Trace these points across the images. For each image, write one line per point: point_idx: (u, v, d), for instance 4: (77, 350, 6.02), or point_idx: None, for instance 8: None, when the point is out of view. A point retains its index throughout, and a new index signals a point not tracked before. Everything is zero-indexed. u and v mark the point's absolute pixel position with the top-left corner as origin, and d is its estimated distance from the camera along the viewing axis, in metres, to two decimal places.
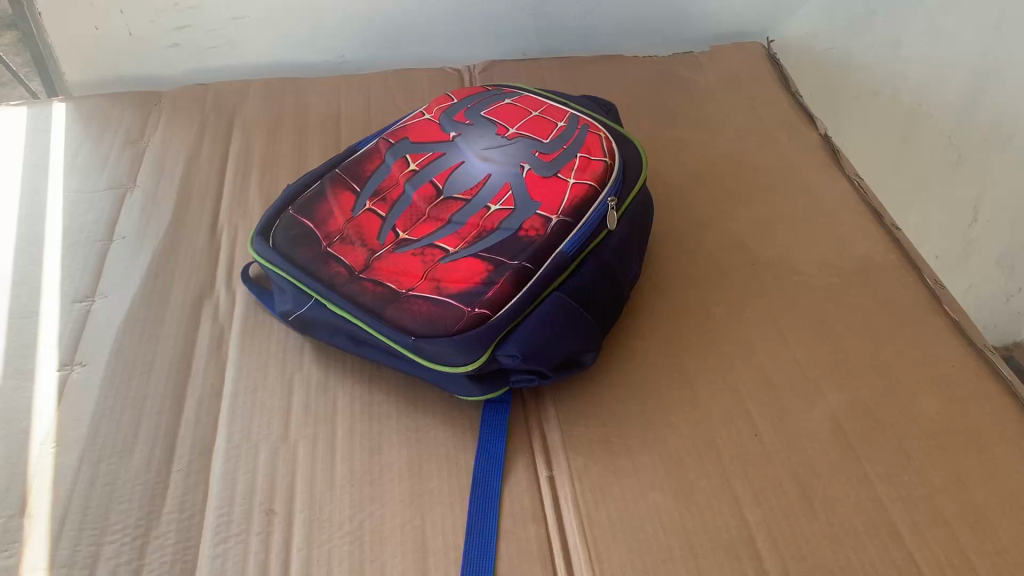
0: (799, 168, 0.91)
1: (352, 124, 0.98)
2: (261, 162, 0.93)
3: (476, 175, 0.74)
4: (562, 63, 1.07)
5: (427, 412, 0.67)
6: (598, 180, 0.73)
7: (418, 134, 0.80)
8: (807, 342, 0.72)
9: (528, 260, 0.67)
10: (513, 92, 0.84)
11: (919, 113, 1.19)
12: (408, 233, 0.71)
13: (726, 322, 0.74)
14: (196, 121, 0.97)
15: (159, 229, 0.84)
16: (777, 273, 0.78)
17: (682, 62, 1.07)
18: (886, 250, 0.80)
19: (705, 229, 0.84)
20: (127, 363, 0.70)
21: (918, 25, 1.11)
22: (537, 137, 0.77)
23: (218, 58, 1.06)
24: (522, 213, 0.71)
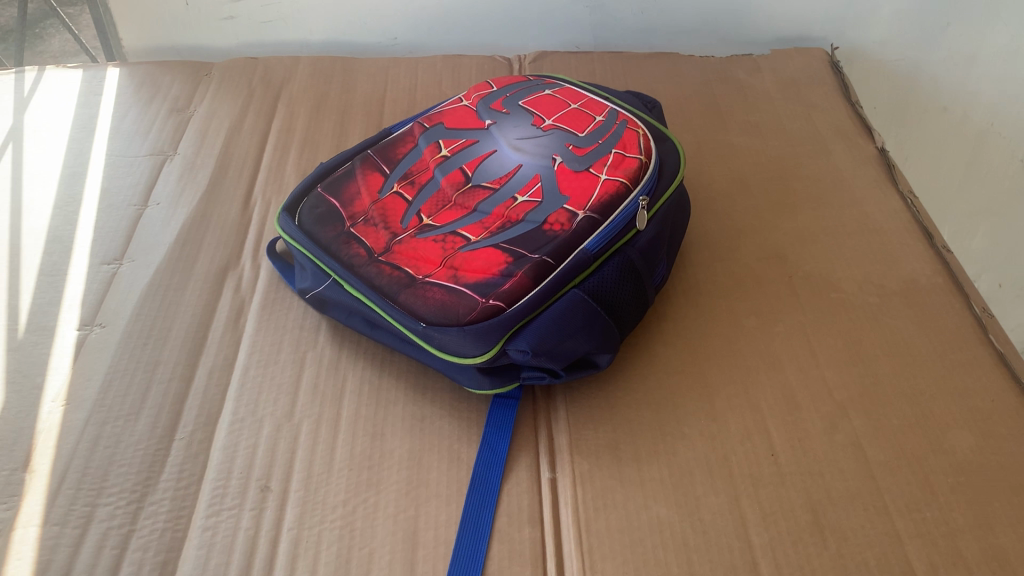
0: (850, 181, 0.87)
1: (395, 106, 0.97)
2: (302, 138, 0.92)
3: (507, 165, 0.73)
4: (616, 57, 1.05)
5: (434, 401, 0.66)
6: (630, 178, 0.71)
7: (453, 120, 0.78)
8: (838, 363, 0.68)
9: (549, 254, 0.66)
10: (555, 83, 0.82)
11: (991, 134, 1.12)
12: (432, 219, 0.70)
13: (754, 335, 0.71)
14: (243, 94, 0.98)
15: (193, 197, 0.84)
16: (815, 288, 0.75)
17: (739, 64, 1.04)
18: (934, 272, 0.76)
19: (744, 237, 0.80)
20: (145, 328, 0.70)
21: (995, 41, 1.06)
22: (573, 130, 0.75)
23: (271, 32, 1.06)
24: (548, 206, 0.69)
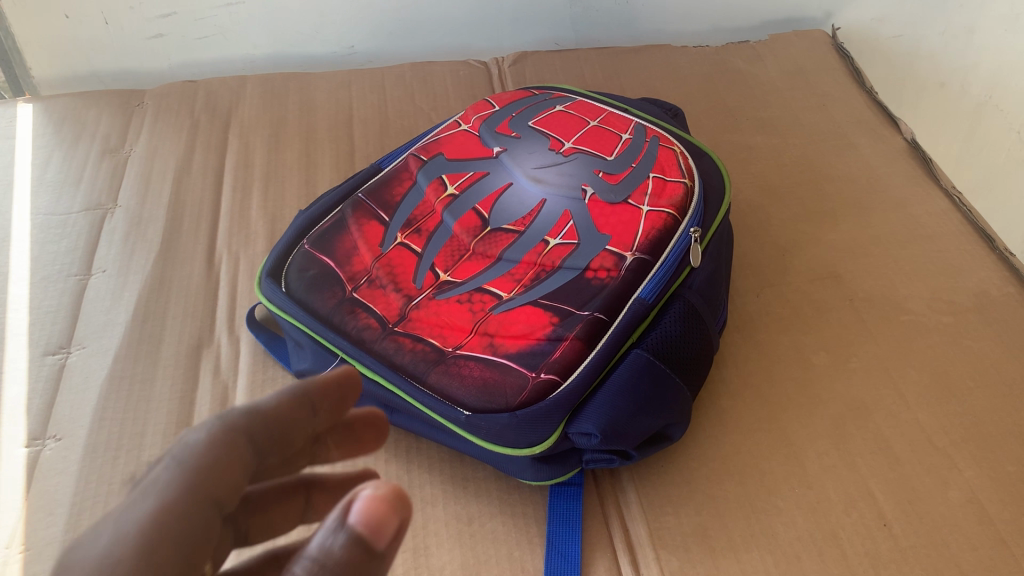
0: (887, 178, 0.78)
1: (366, 127, 0.85)
2: (263, 174, 0.79)
3: (528, 201, 0.63)
4: (602, 53, 0.94)
5: (481, 496, 0.55)
6: (677, 207, 0.61)
7: (454, 149, 0.67)
8: (929, 402, 0.60)
9: (600, 309, 0.56)
10: (565, 96, 0.71)
11: (989, 107, 1.03)
12: (450, 274, 0.60)
13: (829, 377, 0.62)
14: (186, 123, 0.84)
15: (145, 259, 0.71)
16: (881, 311, 0.66)
17: (737, 52, 0.94)
18: (1003, 281, 0.69)
19: (788, 256, 0.72)
20: (112, 435, 0.58)
21: (996, 9, 0.99)
22: (598, 153, 0.64)
23: (209, 50, 0.92)
24: (587, 250, 0.59)
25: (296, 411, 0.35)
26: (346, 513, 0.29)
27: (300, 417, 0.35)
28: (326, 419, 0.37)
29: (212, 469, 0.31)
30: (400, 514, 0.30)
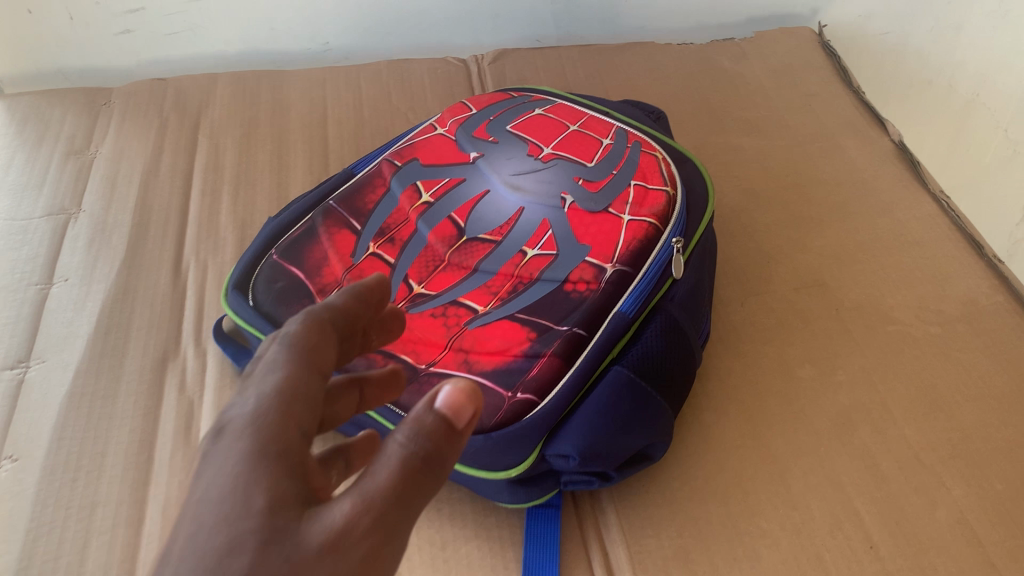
0: (874, 181, 0.77)
1: (341, 127, 0.82)
2: (233, 177, 0.77)
3: (506, 209, 0.60)
4: (584, 51, 0.92)
5: (455, 518, 0.53)
6: (659, 216, 0.59)
7: (430, 154, 0.64)
8: (917, 417, 0.58)
9: (579, 324, 0.54)
10: (545, 99, 0.68)
11: (976, 106, 1.01)
12: (424, 287, 0.57)
13: (815, 391, 0.60)
14: (155, 123, 0.81)
15: (110, 267, 0.68)
16: (867, 321, 0.65)
17: (721, 50, 0.92)
18: (991, 289, 0.67)
19: (773, 263, 0.70)
20: (71, 456, 0.55)
21: (983, 5, 0.97)
22: (578, 159, 0.62)
23: (179, 47, 0.89)
24: (566, 261, 0.57)
25: (360, 303, 0.35)
26: (431, 400, 0.29)
27: (364, 310, 0.35)
28: (375, 313, 0.36)
29: (309, 356, 0.31)
30: (476, 404, 0.30)
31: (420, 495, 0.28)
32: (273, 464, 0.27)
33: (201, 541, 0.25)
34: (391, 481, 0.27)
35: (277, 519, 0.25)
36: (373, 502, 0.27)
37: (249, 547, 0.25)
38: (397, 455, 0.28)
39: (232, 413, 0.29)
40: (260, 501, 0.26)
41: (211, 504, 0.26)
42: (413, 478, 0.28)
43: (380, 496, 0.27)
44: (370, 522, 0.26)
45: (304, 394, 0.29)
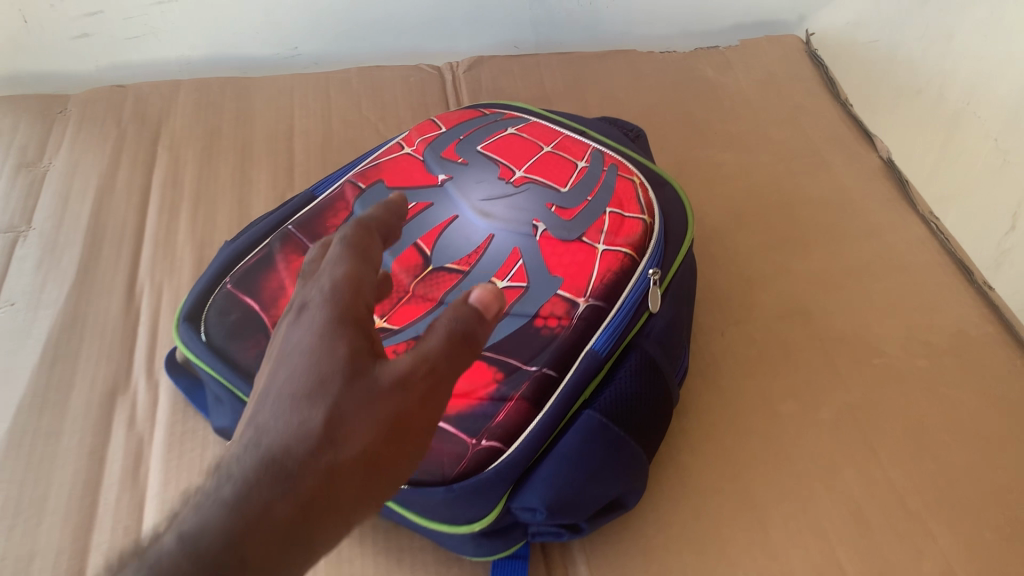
0: (861, 201, 0.74)
1: (308, 139, 0.79)
2: (193, 193, 0.73)
3: (475, 236, 0.57)
4: (564, 59, 0.89)
5: (417, 568, 0.51)
6: (635, 246, 0.56)
7: (396, 176, 0.61)
8: (903, 458, 0.56)
9: (549, 364, 0.51)
10: (518, 117, 0.65)
11: (965, 115, 0.99)
12: (386, 321, 0.54)
13: (797, 429, 0.58)
14: (112, 133, 0.77)
15: (59, 292, 0.65)
16: (853, 352, 0.62)
17: (705, 59, 0.89)
18: (981, 318, 0.64)
19: (755, 289, 0.67)
20: (10, 501, 0.52)
21: (974, 14, 0.94)
22: (551, 183, 0.59)
23: (141, 51, 0.85)
24: (537, 294, 0.54)
25: (396, 216, 0.42)
26: (468, 295, 0.37)
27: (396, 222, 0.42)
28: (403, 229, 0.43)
29: (365, 257, 0.38)
30: (500, 304, 0.38)
31: (461, 362, 0.36)
32: (346, 332, 0.35)
33: (301, 377, 0.34)
34: (441, 346, 0.35)
35: (353, 368, 0.34)
36: (427, 359, 0.35)
37: (337, 382, 0.33)
38: (445, 330, 0.36)
39: (313, 294, 0.37)
40: (343, 352, 0.34)
41: (304, 355, 0.34)
42: (457, 345, 0.36)
43: (433, 357, 0.35)
44: (423, 378, 0.34)
45: (363, 284, 0.37)
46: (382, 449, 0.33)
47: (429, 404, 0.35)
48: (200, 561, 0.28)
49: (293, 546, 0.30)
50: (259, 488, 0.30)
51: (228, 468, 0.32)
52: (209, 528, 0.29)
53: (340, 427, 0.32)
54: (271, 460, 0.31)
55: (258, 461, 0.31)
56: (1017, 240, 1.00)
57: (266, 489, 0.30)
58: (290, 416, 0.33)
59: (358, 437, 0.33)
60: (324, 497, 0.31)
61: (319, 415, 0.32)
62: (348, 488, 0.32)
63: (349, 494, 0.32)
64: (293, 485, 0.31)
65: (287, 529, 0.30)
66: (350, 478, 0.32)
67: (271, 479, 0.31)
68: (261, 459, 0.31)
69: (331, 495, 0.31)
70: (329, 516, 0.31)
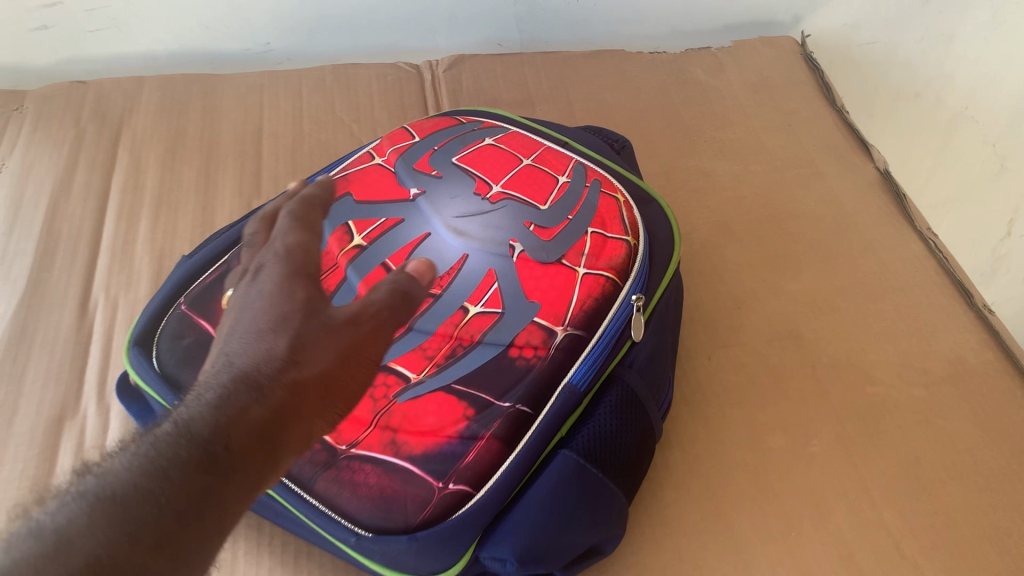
0: (856, 215, 0.71)
1: (277, 141, 0.75)
2: (154, 199, 0.69)
3: (448, 255, 0.53)
4: (549, 59, 0.85)
5: None
6: (618, 270, 0.52)
7: (365, 189, 0.57)
8: (897, 497, 0.53)
9: (523, 400, 0.48)
10: (497, 126, 0.61)
11: (963, 119, 0.94)
12: None
13: (786, 462, 0.55)
14: (70, 133, 0.73)
15: (6, 307, 0.61)
16: (846, 380, 0.59)
17: (696, 60, 0.86)
18: (981, 344, 0.61)
19: (744, 309, 0.64)
20: None
21: (976, 15, 0.90)
22: (529, 199, 0.55)
23: (103, 45, 0.80)
24: (512, 322, 0.50)
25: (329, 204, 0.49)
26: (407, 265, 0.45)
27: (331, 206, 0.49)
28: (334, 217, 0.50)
29: (307, 230, 0.45)
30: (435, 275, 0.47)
31: (400, 313, 0.43)
32: (301, 279, 0.41)
33: (267, 312, 0.38)
34: (385, 297, 0.43)
35: (309, 306, 0.39)
36: (371, 307, 0.42)
37: (296, 318, 0.38)
38: (388, 286, 0.43)
39: (267, 255, 0.43)
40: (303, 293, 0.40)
41: (264, 297, 0.39)
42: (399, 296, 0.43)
43: (377, 304, 0.42)
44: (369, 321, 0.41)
45: (311, 249, 0.44)
46: (344, 369, 0.39)
47: (374, 339, 0.41)
48: (192, 438, 0.31)
49: (269, 439, 0.34)
50: (236, 393, 0.34)
51: (202, 384, 0.35)
52: (200, 416, 0.32)
53: (302, 349, 0.37)
54: (245, 372, 0.35)
55: (231, 375, 0.35)
56: (1012, 246, 0.94)
57: (240, 396, 0.34)
58: (258, 341, 0.37)
59: (320, 358, 0.38)
60: (288, 407, 0.35)
61: (284, 343, 0.37)
62: (312, 399, 0.37)
63: (307, 410, 0.36)
64: (265, 392, 0.35)
65: (260, 427, 0.33)
66: (309, 393, 0.37)
67: (244, 388, 0.34)
68: (236, 372, 0.35)
69: (294, 406, 0.36)
70: (294, 422, 0.35)
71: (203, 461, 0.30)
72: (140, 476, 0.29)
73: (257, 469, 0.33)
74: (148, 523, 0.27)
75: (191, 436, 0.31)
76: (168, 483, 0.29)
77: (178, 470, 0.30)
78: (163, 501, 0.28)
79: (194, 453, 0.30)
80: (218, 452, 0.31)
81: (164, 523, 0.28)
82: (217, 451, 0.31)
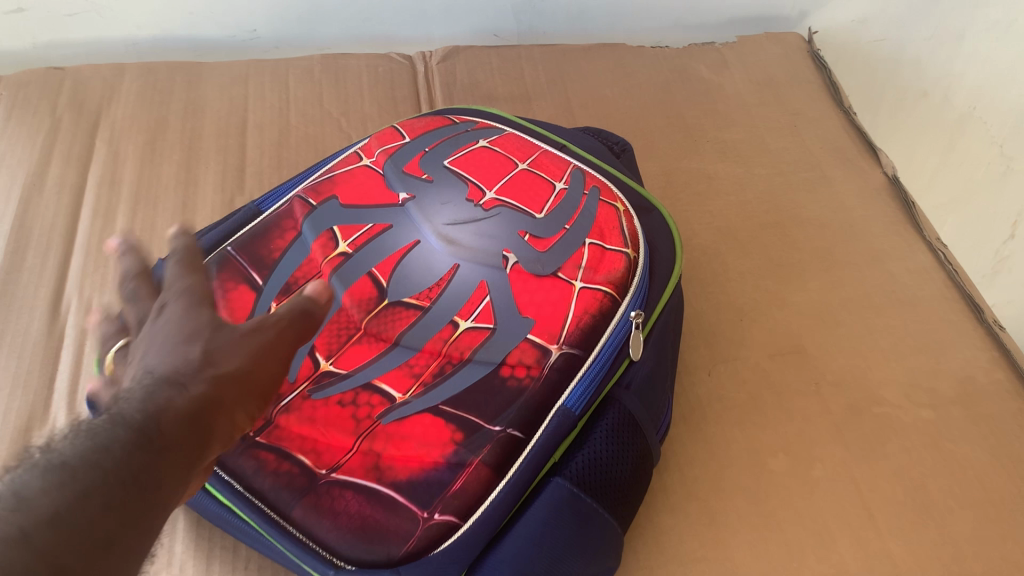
0: (863, 224, 0.68)
1: (262, 135, 0.72)
2: (131, 195, 0.66)
3: (438, 266, 0.51)
4: (547, 52, 0.82)
5: None
6: (616, 284, 0.49)
7: (351, 191, 0.54)
8: (903, 525, 0.51)
9: (514, 424, 0.45)
10: (491, 127, 0.58)
11: (972, 120, 0.90)
12: (332, 363, 0.49)
13: (788, 487, 0.52)
14: (44, 123, 0.70)
15: None
16: (851, 399, 0.57)
17: (700, 55, 0.83)
18: (992, 363, 0.59)
19: (746, 322, 0.61)
20: None
21: (987, 14, 0.86)
22: (524, 207, 0.52)
23: (82, 29, 0.77)
24: (503, 339, 0.49)
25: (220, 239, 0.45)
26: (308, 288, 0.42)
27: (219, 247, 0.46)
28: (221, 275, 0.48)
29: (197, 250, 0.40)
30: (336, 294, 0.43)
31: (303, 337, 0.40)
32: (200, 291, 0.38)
33: (178, 323, 0.35)
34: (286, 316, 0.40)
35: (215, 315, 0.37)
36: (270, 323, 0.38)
37: (204, 327, 0.35)
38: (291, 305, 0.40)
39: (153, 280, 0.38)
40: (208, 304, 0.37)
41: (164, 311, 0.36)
42: (310, 308, 0.41)
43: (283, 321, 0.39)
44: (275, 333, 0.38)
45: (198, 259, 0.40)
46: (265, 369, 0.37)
47: (286, 345, 0.39)
48: (125, 424, 0.29)
49: (200, 430, 0.32)
50: (163, 387, 0.32)
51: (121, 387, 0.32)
52: (127, 407, 0.30)
53: (222, 349, 0.35)
54: (165, 373, 0.32)
55: (147, 373, 0.32)
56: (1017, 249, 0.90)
57: (162, 388, 0.32)
58: (174, 344, 0.34)
59: (237, 358, 0.36)
60: (216, 401, 0.33)
61: (197, 344, 0.34)
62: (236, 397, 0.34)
63: (233, 404, 0.34)
64: (188, 388, 0.32)
65: (189, 418, 0.31)
66: (233, 391, 0.34)
67: (166, 381, 0.32)
68: (156, 374, 0.32)
69: (220, 398, 0.33)
70: (222, 415, 0.33)
71: (138, 444, 0.29)
72: (80, 451, 0.27)
73: (190, 457, 0.31)
74: (96, 491, 0.26)
75: (122, 421, 0.29)
76: (108, 457, 0.27)
77: (116, 448, 0.28)
78: (107, 472, 0.27)
79: (130, 434, 0.29)
80: (151, 437, 0.29)
81: (110, 492, 0.26)
82: (149, 436, 0.29)
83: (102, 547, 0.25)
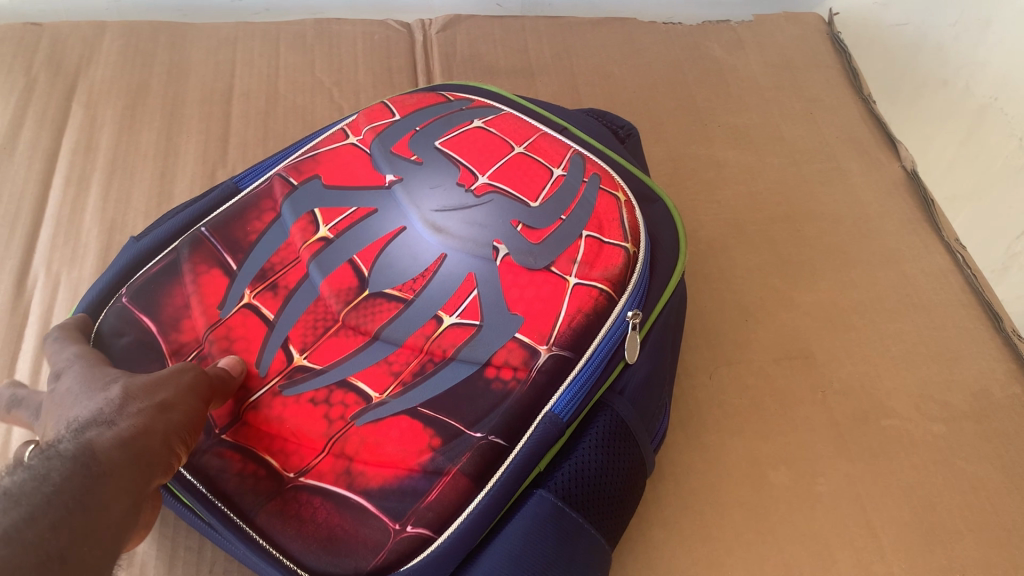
0: (879, 220, 0.64)
1: (248, 104, 0.68)
2: (106, 164, 0.63)
3: (423, 255, 0.47)
4: (553, 23, 0.78)
5: None
6: (613, 281, 0.46)
7: (335, 171, 0.50)
8: (907, 546, 0.48)
9: (497, 431, 0.42)
10: (488, 106, 0.55)
11: (992, 111, 0.84)
12: (306, 358, 0.45)
13: (787, 500, 0.49)
14: (19, 83, 0.66)
15: None
16: (859, 408, 0.54)
17: (714, 32, 0.78)
18: (1009, 376, 0.56)
19: (750, 322, 0.58)
20: None
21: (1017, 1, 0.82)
22: (518, 194, 0.48)
23: None
24: (490, 336, 0.45)
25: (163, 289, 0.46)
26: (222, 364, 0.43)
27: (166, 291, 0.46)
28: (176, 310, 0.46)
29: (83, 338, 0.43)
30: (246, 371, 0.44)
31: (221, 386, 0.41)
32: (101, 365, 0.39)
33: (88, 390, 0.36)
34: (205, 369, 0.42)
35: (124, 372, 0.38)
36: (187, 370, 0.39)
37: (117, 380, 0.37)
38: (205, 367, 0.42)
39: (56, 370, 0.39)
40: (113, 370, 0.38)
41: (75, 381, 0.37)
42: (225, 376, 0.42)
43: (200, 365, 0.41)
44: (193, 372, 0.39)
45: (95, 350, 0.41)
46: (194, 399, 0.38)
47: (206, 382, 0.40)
48: (61, 454, 0.30)
49: (137, 456, 0.32)
50: (92, 427, 0.32)
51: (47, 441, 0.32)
52: (58, 446, 0.30)
53: (142, 392, 0.36)
54: (88, 419, 0.33)
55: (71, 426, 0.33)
56: None
57: (90, 429, 0.32)
58: (89, 399, 0.35)
59: (160, 392, 0.36)
60: (151, 429, 0.34)
61: (115, 391, 0.35)
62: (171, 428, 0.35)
63: (169, 433, 0.35)
64: (115, 424, 0.33)
65: (127, 449, 0.32)
66: (163, 422, 0.35)
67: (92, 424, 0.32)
68: (81, 422, 0.33)
69: (152, 428, 0.34)
70: (157, 441, 0.34)
71: (76, 469, 0.29)
72: (18, 481, 0.28)
73: (133, 481, 0.31)
74: (40, 510, 0.27)
75: (55, 453, 0.29)
76: (46, 482, 0.28)
77: (53, 474, 0.28)
78: (49, 493, 0.27)
79: (65, 462, 0.29)
80: (87, 463, 0.30)
81: (56, 509, 0.27)
82: (86, 463, 0.30)
83: (54, 559, 0.26)
